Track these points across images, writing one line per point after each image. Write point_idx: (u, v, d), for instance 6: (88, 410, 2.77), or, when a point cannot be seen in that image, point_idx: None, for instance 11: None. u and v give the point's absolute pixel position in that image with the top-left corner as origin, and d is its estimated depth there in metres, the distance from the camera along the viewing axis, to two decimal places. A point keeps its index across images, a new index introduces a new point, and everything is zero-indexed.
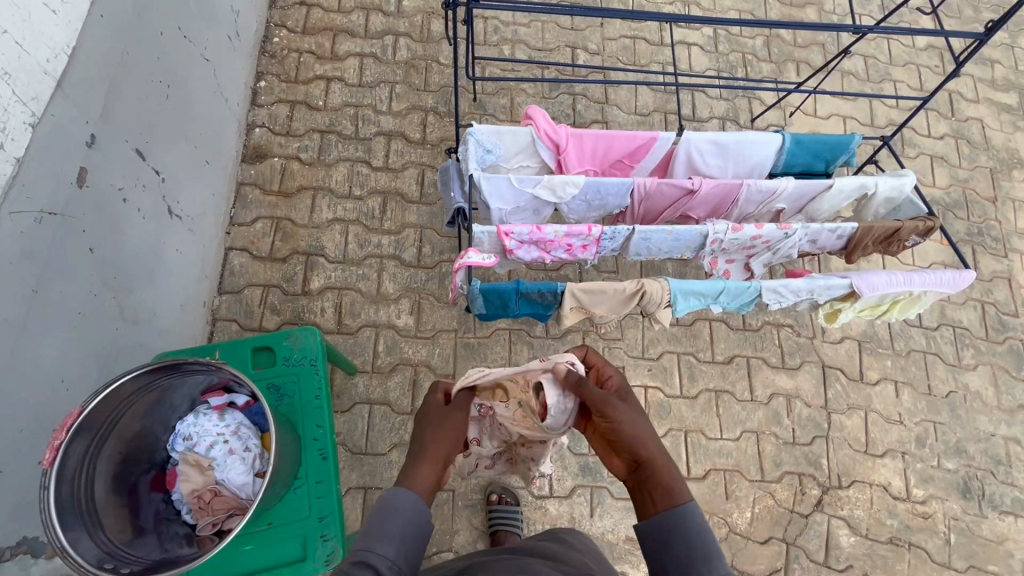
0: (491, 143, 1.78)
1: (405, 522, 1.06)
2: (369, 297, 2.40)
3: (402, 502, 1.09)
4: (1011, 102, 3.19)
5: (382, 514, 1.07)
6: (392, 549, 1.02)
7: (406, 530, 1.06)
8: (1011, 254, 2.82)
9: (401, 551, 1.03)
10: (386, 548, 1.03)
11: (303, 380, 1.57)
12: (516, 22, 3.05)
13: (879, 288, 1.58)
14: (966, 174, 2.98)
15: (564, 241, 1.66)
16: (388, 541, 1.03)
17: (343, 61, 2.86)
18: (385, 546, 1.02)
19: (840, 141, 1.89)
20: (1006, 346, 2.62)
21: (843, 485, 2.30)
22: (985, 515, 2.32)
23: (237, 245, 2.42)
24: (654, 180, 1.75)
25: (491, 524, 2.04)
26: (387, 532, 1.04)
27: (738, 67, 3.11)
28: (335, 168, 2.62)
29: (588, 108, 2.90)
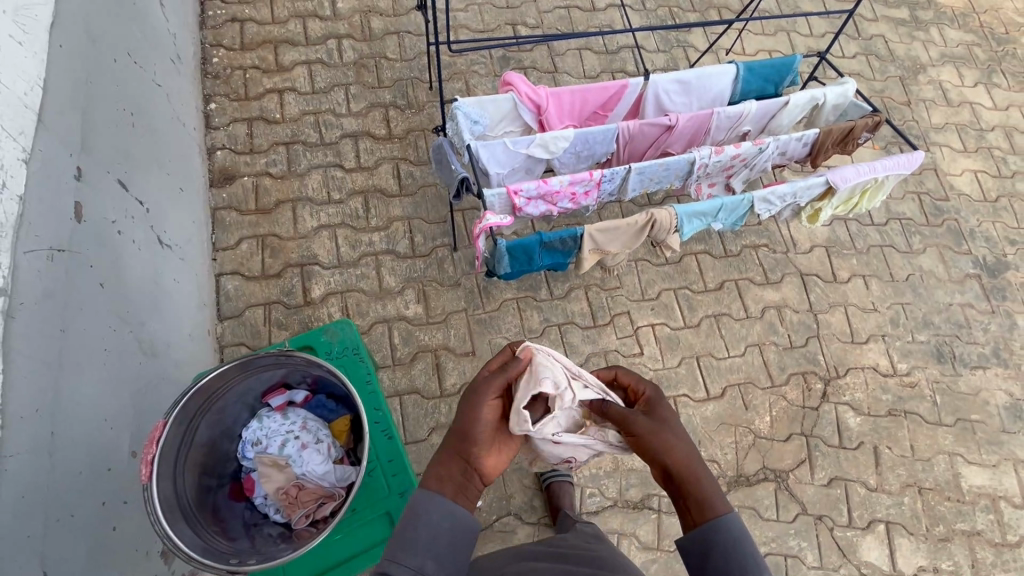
0: (477, 114, 1.85)
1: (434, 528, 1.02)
2: (374, 294, 2.41)
3: (428, 504, 1.05)
4: (904, 17, 3.57)
5: (408, 523, 1.03)
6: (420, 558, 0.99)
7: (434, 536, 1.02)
8: (932, 147, 3.17)
9: (429, 560, 1.00)
10: (412, 557, 0.99)
11: (351, 370, 1.60)
12: (453, 9, 3.11)
13: (851, 179, 1.78)
14: (881, 85, 3.32)
15: (568, 191, 1.76)
16: (415, 549, 1.00)
17: (291, 70, 2.82)
18: (411, 555, 0.99)
19: (784, 62, 2.09)
20: (945, 227, 2.96)
21: (840, 374, 2.54)
22: (959, 373, 2.62)
23: (227, 269, 2.38)
24: (635, 122, 1.88)
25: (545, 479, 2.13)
26: (413, 541, 1.01)
27: (668, 20, 3.31)
28: (309, 177, 2.61)
29: (541, 79, 3.01)
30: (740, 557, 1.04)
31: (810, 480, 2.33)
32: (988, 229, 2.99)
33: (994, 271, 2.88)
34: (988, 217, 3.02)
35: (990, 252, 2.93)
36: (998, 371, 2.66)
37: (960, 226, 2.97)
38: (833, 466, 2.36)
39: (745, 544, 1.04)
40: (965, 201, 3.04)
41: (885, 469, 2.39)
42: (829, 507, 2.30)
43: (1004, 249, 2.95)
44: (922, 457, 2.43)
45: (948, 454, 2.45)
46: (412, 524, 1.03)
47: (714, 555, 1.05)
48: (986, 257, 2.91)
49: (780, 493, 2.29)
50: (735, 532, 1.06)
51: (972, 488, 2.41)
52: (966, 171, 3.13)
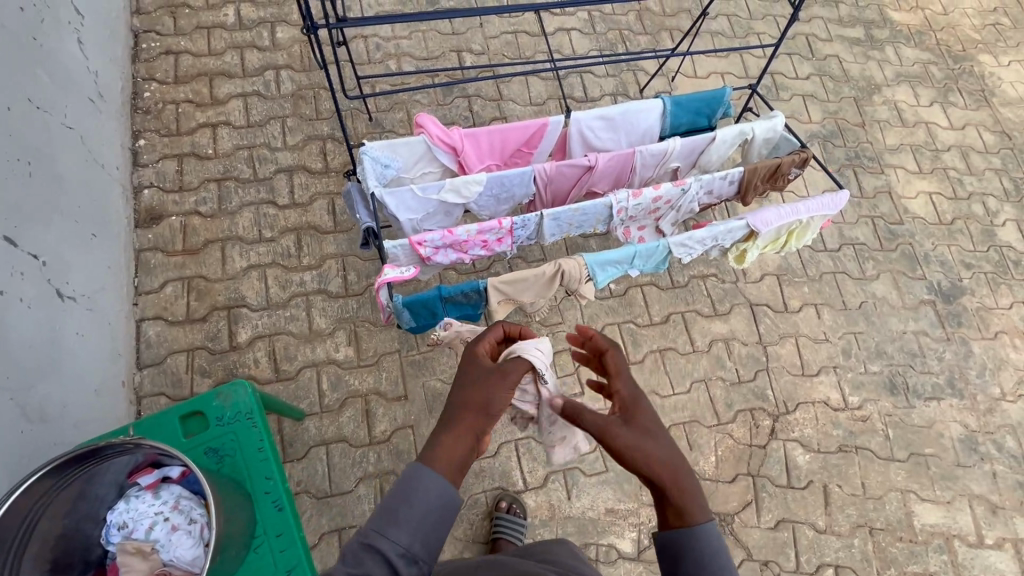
0: (387, 158, 1.78)
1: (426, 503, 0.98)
2: (303, 337, 2.34)
3: (425, 483, 1.00)
4: (859, 36, 3.54)
5: (401, 495, 0.98)
6: (408, 537, 0.95)
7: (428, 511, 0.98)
8: (886, 169, 3.12)
9: (417, 541, 0.95)
10: (400, 534, 0.95)
11: (243, 437, 1.51)
12: (396, 36, 3.05)
13: (772, 222, 1.72)
14: (835, 106, 3.27)
15: (479, 239, 1.69)
16: (405, 528, 0.95)
17: (225, 104, 2.76)
18: (400, 532, 0.95)
19: (714, 95, 2.02)
20: (899, 252, 2.90)
21: (789, 409, 2.47)
22: (913, 405, 2.55)
23: (149, 314, 2.30)
24: (552, 164, 1.81)
25: (494, 531, 2.05)
26: (404, 518, 0.96)
27: (617, 43, 3.26)
28: (240, 215, 2.53)
29: (485, 107, 2.95)
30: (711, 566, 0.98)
31: (756, 523, 2.25)
32: (943, 253, 2.93)
33: (949, 296, 2.82)
34: (944, 240, 2.97)
35: (945, 276, 2.87)
36: (953, 401, 2.59)
37: (914, 250, 2.91)
38: (781, 508, 2.28)
39: (717, 556, 0.99)
40: (919, 224, 2.99)
41: (835, 509, 2.31)
42: (776, 552, 2.21)
43: (960, 273, 2.89)
44: (873, 496, 2.35)
45: (900, 492, 2.38)
46: (405, 501, 0.97)
47: (687, 561, 0.99)
48: (941, 281, 2.86)
49: (724, 538, 2.21)
50: (708, 544, 1.00)
51: (925, 527, 2.33)
52: (921, 193, 3.08)
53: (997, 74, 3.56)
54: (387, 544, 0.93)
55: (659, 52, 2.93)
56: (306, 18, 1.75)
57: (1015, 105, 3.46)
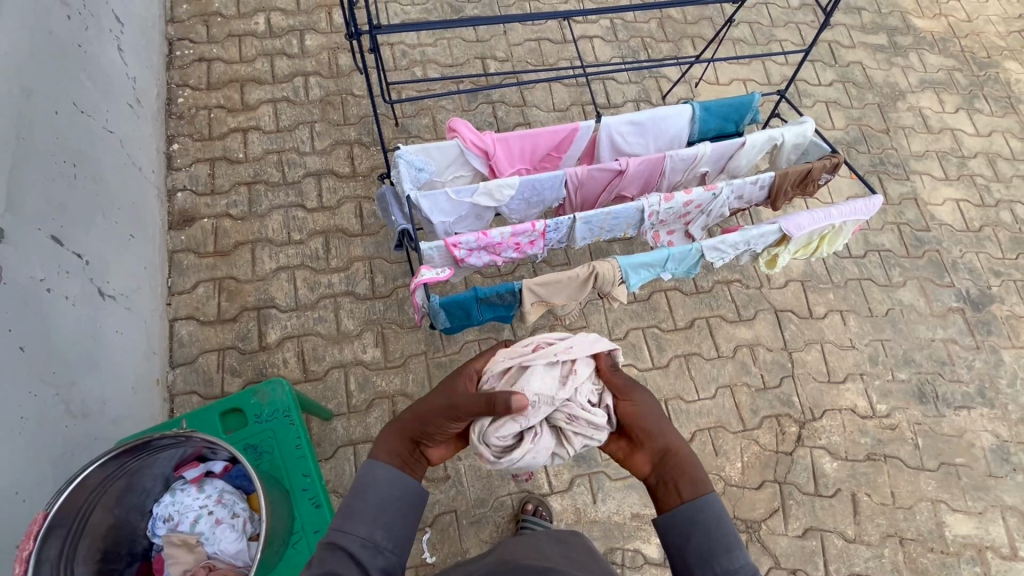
0: (421, 161, 1.81)
1: (382, 497, 1.06)
2: (331, 338, 2.37)
3: (377, 478, 1.08)
4: (882, 43, 3.54)
5: (356, 491, 1.06)
6: (366, 529, 1.02)
7: (382, 504, 1.05)
8: (912, 176, 3.10)
9: (379, 531, 1.02)
10: (360, 527, 1.02)
11: (281, 434, 1.54)
12: (422, 43, 3.10)
13: (805, 227, 1.71)
14: (859, 113, 3.27)
15: (511, 241, 1.71)
16: (362, 521, 1.02)
17: (256, 109, 2.82)
18: (358, 525, 1.01)
19: (742, 102, 2.04)
20: (926, 259, 2.87)
21: (816, 416, 2.45)
22: (942, 414, 2.52)
23: (182, 314, 2.35)
24: (584, 168, 1.83)
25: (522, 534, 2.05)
26: (360, 511, 1.03)
27: (639, 51, 3.28)
28: (269, 217, 2.58)
29: (509, 113, 2.98)
30: (721, 537, 1.02)
31: (784, 531, 2.23)
32: (971, 260, 2.90)
33: (978, 304, 2.79)
34: (972, 247, 2.94)
35: (974, 284, 2.84)
36: (983, 411, 2.55)
37: (942, 257, 2.89)
38: (808, 516, 2.26)
39: (725, 527, 1.03)
40: (946, 231, 2.96)
41: (864, 519, 2.28)
42: (804, 561, 2.19)
43: (989, 281, 2.86)
44: (903, 505, 2.32)
45: (931, 502, 2.34)
46: (359, 496, 1.05)
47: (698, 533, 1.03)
48: (969, 289, 2.82)
49: (752, 545, 2.19)
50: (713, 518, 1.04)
51: (956, 538, 2.29)
52: (948, 200, 3.05)
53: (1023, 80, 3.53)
54: (348, 537, 0.99)
55: (682, 59, 2.96)
56: (347, 24, 1.79)
57: None
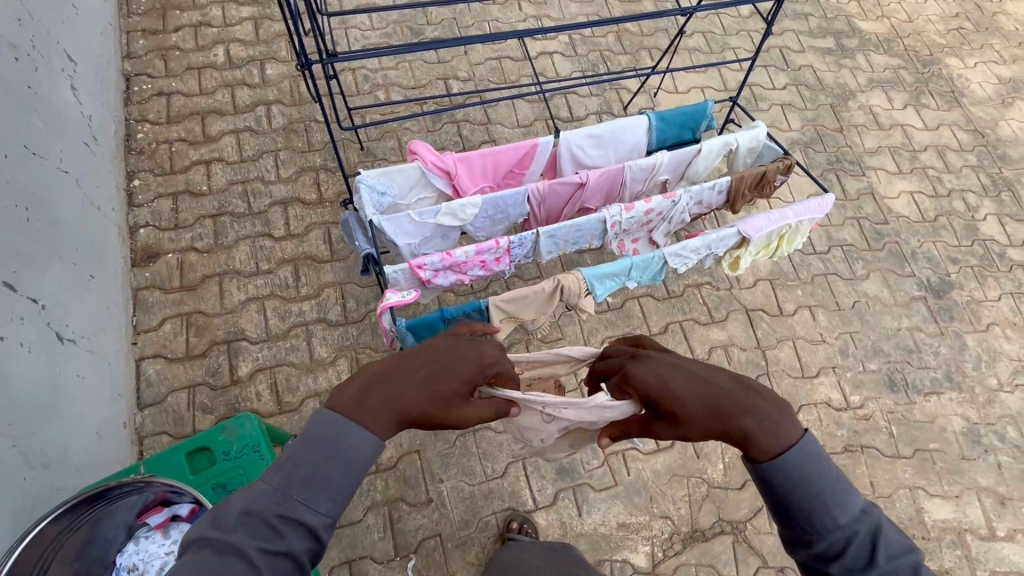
0: (383, 185, 1.81)
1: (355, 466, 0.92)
2: (304, 367, 2.34)
3: (355, 444, 0.92)
4: (830, 46, 3.68)
5: (330, 457, 0.90)
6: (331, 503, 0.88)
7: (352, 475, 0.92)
8: (867, 172, 3.21)
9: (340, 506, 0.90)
10: (324, 502, 0.87)
11: (251, 470, 1.51)
12: (383, 67, 3.13)
13: (763, 228, 1.76)
14: (813, 114, 3.39)
15: (477, 259, 1.71)
16: (330, 495, 0.88)
17: (218, 140, 2.80)
18: (327, 500, 0.88)
19: (697, 110, 2.10)
20: (886, 251, 2.97)
21: (793, 412, 2.48)
22: (913, 401, 2.58)
23: (148, 352, 2.29)
24: (545, 183, 1.86)
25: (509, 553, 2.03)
26: (336, 483, 0.89)
27: (599, 64, 3.36)
28: (236, 249, 2.55)
29: (474, 132, 3.01)
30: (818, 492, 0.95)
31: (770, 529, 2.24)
32: (930, 250, 3.00)
33: (939, 291, 2.88)
34: (929, 236, 3.04)
35: (933, 272, 2.93)
36: (952, 395, 2.62)
37: (901, 249, 2.98)
38: None
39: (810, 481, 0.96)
40: (904, 223, 3.07)
41: None
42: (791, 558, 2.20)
43: (947, 269, 2.96)
44: (883, 494, 2.36)
45: (909, 489, 2.38)
46: (335, 463, 0.90)
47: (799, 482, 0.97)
48: (930, 277, 2.92)
49: (738, 546, 2.20)
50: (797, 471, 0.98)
51: (936, 523, 2.33)
52: (902, 192, 3.17)
53: (964, 75, 3.69)
54: (315, 514, 0.86)
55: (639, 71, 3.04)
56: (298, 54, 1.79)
57: (985, 104, 3.58)
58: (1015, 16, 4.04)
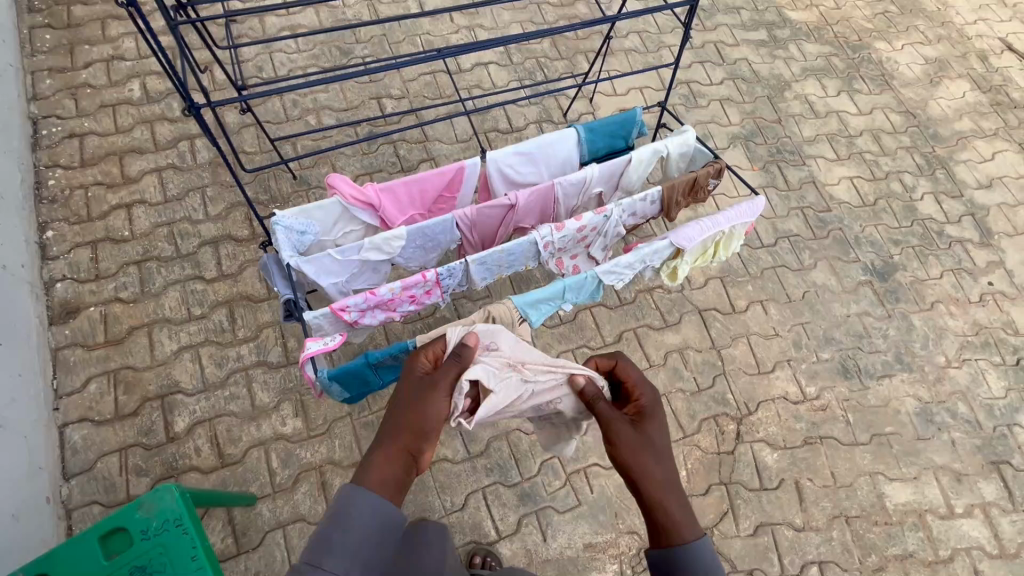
0: (302, 224, 1.72)
1: (369, 528, 1.05)
2: (246, 415, 2.22)
3: (358, 504, 1.07)
4: (763, 38, 3.73)
5: (337, 521, 1.03)
6: (345, 564, 0.98)
7: (369, 533, 1.04)
8: (807, 160, 3.26)
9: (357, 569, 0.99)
10: (336, 563, 0.98)
11: (173, 547, 1.40)
12: (313, 91, 3.03)
13: (696, 237, 1.73)
14: (751, 107, 3.41)
15: (405, 295, 1.63)
16: (340, 556, 0.99)
17: (139, 181, 2.65)
18: (336, 562, 0.98)
19: (626, 118, 2.07)
20: (831, 238, 3.01)
21: (751, 410, 2.48)
22: (867, 386, 2.61)
23: (73, 417, 2.14)
24: (473, 207, 1.79)
25: None
26: (338, 546, 1.00)
27: (535, 71, 3.31)
28: (165, 295, 2.41)
29: (412, 151, 2.92)
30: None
31: (736, 533, 2.23)
32: (872, 234, 3.05)
33: (884, 274, 2.93)
34: (870, 221, 3.09)
35: (877, 255, 2.98)
36: (903, 376, 2.66)
37: (845, 235, 3.03)
38: (757, 512, 2.27)
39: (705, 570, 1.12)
40: (846, 209, 3.12)
41: (810, 504, 2.31)
42: (759, 559, 2.19)
43: (890, 251, 3.01)
44: (844, 483, 2.37)
45: (869, 475, 2.40)
46: (339, 528, 1.02)
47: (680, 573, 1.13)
48: (874, 261, 2.96)
49: None
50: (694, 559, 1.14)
51: (898, 507, 2.36)
52: (842, 178, 3.22)
53: (893, 58, 3.78)
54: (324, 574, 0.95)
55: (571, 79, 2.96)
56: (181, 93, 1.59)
57: (914, 84, 3.67)
58: None
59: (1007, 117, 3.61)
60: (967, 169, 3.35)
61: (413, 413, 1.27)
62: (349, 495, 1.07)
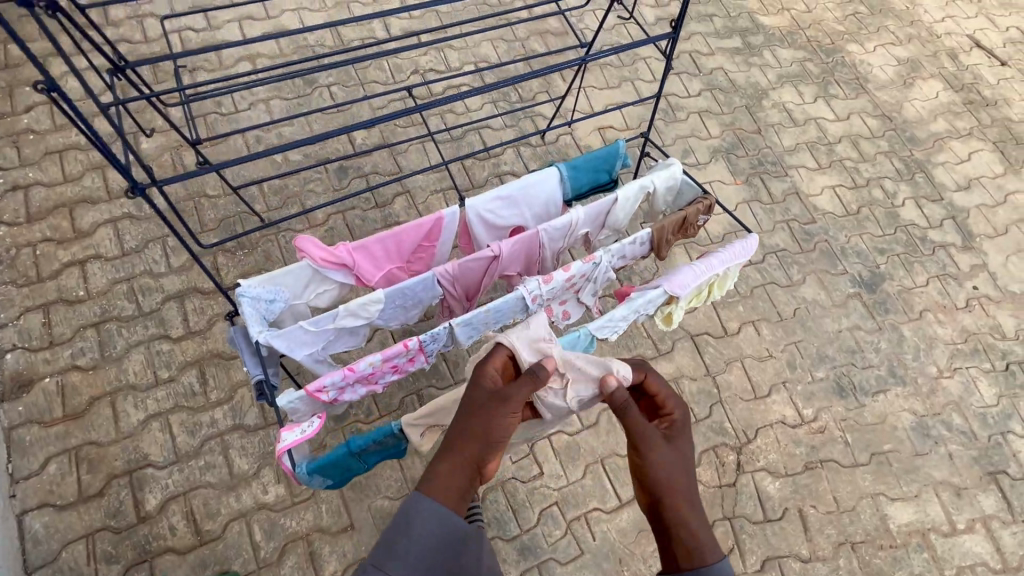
0: (271, 292, 1.59)
1: (430, 536, 1.12)
2: (224, 485, 2.08)
3: (422, 512, 1.14)
4: (738, 45, 3.68)
5: (400, 526, 1.12)
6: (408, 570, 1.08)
7: (430, 542, 1.12)
8: (790, 171, 3.22)
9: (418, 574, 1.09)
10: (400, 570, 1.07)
11: None
12: (277, 125, 2.87)
13: (690, 283, 1.65)
14: (730, 118, 3.36)
15: (386, 366, 1.51)
16: (404, 563, 1.08)
17: (93, 234, 2.47)
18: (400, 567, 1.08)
19: (609, 152, 1.98)
20: (818, 251, 2.97)
21: (751, 438, 2.43)
22: (863, 404, 2.58)
23: (32, 503, 1.97)
24: (455, 262, 1.68)
25: None
26: (401, 556, 1.09)
27: (509, 91, 3.20)
28: (127, 359, 2.24)
29: (386, 184, 2.79)
30: None
31: (742, 569, 2.18)
32: (857, 244, 3.03)
33: (872, 286, 2.91)
34: (855, 230, 3.07)
35: (864, 266, 2.96)
36: (898, 390, 2.64)
37: (831, 246, 3.00)
38: (763, 546, 2.23)
39: None
40: (830, 219, 3.09)
41: (815, 533, 2.28)
42: None
43: (876, 261, 2.99)
44: (847, 508, 2.34)
45: (871, 497, 2.38)
46: (404, 535, 1.11)
47: None
48: (862, 272, 2.94)
49: None
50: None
51: (901, 528, 2.33)
52: (825, 188, 3.19)
53: (866, 60, 3.77)
54: None
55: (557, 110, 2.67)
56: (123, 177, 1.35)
57: (889, 87, 3.66)
58: None
59: (980, 116, 3.63)
60: (945, 172, 3.36)
61: (483, 422, 1.25)
62: (413, 501, 1.15)
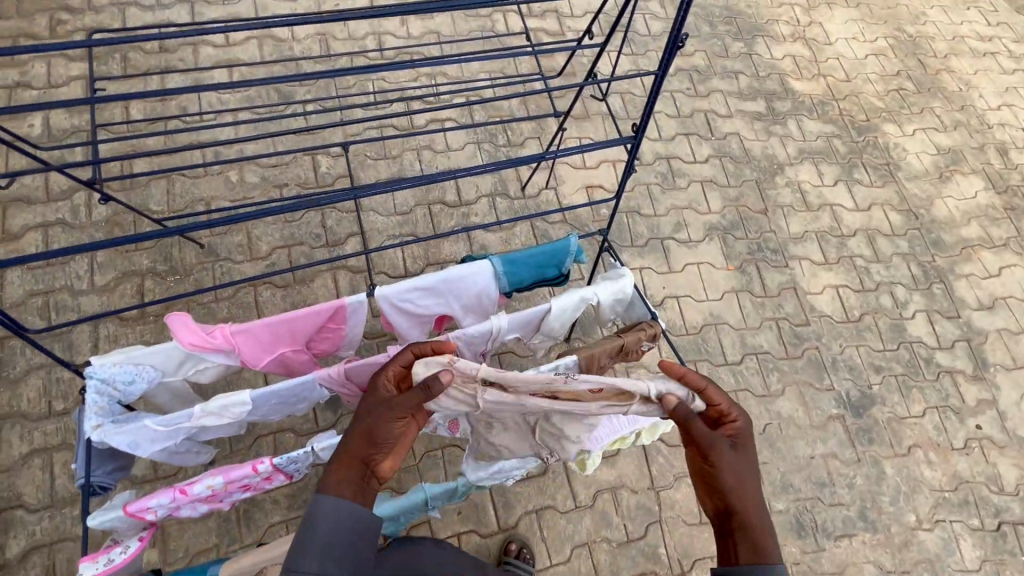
0: (128, 373, 1.39)
1: (332, 526, 1.09)
2: (93, 542, 1.92)
3: (323, 509, 1.09)
4: (760, 110, 3.36)
5: (305, 525, 1.09)
6: (317, 564, 1.07)
7: (334, 534, 1.09)
8: (791, 263, 2.91)
9: (328, 564, 1.07)
10: (309, 563, 1.06)
11: None
12: (240, 141, 2.69)
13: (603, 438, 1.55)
14: (736, 192, 3.05)
15: (232, 487, 1.31)
16: (311, 559, 1.07)
17: (20, 238, 2.34)
18: (307, 561, 1.06)
19: (557, 247, 1.72)
20: (805, 359, 2.67)
21: (684, 570, 2.18)
22: (822, 548, 2.30)
23: None
24: (343, 364, 1.46)
25: None
26: (308, 548, 1.07)
27: (498, 133, 2.96)
28: (24, 382, 2.09)
29: (341, 222, 2.59)
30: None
31: None
32: (852, 357, 2.71)
33: (859, 409, 2.60)
34: (852, 340, 2.76)
35: (854, 384, 2.65)
36: (865, 537, 2.34)
37: (821, 356, 2.69)
38: None
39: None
40: (826, 323, 2.78)
41: None
42: None
43: (869, 379, 2.67)
44: None
45: None
46: (307, 529, 1.08)
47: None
48: (850, 391, 2.63)
49: None
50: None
51: None
52: (827, 287, 2.87)
53: (901, 144, 3.41)
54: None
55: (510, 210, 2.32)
56: None
57: (921, 179, 3.30)
58: (959, 73, 3.76)
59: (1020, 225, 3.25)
60: (968, 286, 3.00)
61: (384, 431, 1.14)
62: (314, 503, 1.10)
